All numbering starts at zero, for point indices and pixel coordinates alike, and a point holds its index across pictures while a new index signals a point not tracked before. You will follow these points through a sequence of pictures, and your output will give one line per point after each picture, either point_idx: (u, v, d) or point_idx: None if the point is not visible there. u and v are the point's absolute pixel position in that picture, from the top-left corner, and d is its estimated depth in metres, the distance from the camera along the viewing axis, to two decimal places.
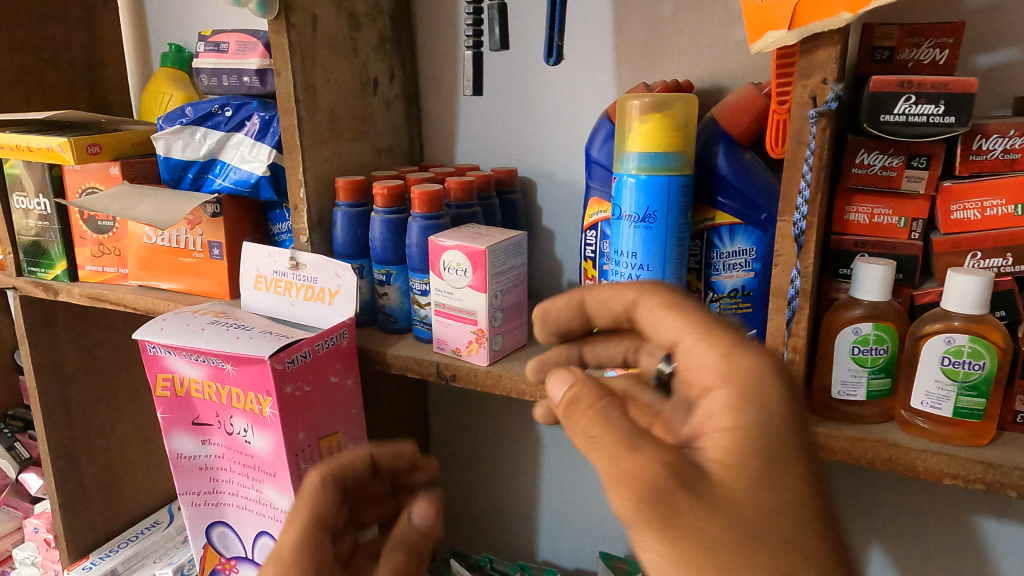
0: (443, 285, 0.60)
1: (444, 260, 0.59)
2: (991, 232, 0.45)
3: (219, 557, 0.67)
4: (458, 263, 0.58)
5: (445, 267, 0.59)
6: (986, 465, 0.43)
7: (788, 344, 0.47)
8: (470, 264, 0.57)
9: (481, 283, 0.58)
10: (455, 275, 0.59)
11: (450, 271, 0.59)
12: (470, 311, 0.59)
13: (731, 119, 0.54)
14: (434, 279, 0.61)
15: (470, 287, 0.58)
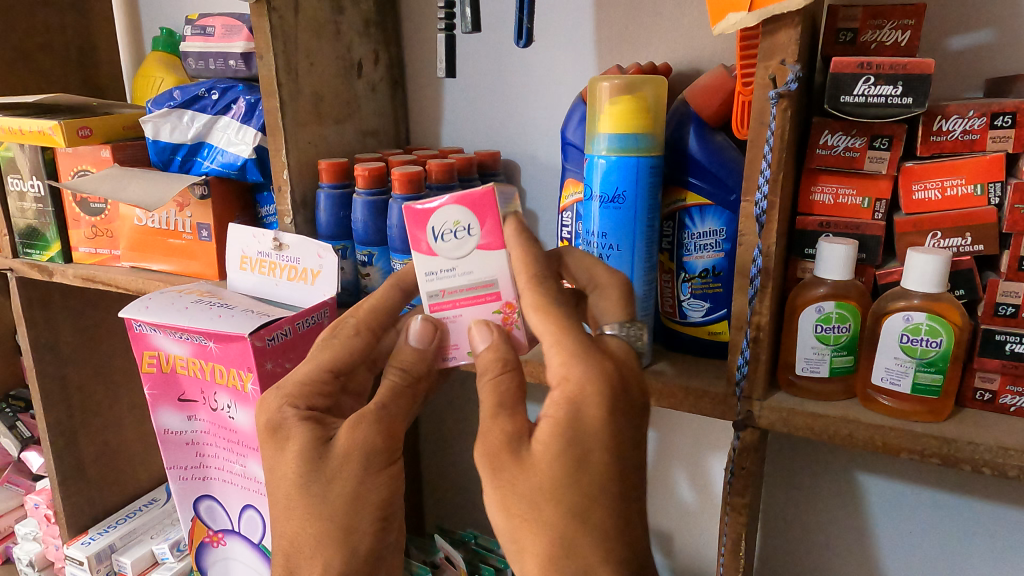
0: (439, 264, 0.47)
1: (433, 230, 0.46)
2: (950, 212, 0.46)
3: (207, 530, 0.69)
4: (457, 221, 0.46)
5: (438, 236, 0.46)
6: (940, 440, 0.44)
7: (751, 323, 0.48)
8: (474, 217, 0.46)
9: (494, 237, 0.46)
10: (454, 240, 0.46)
11: (446, 237, 0.46)
12: (487, 283, 0.47)
13: (703, 101, 0.54)
14: (421, 263, 0.47)
15: (480, 250, 0.46)
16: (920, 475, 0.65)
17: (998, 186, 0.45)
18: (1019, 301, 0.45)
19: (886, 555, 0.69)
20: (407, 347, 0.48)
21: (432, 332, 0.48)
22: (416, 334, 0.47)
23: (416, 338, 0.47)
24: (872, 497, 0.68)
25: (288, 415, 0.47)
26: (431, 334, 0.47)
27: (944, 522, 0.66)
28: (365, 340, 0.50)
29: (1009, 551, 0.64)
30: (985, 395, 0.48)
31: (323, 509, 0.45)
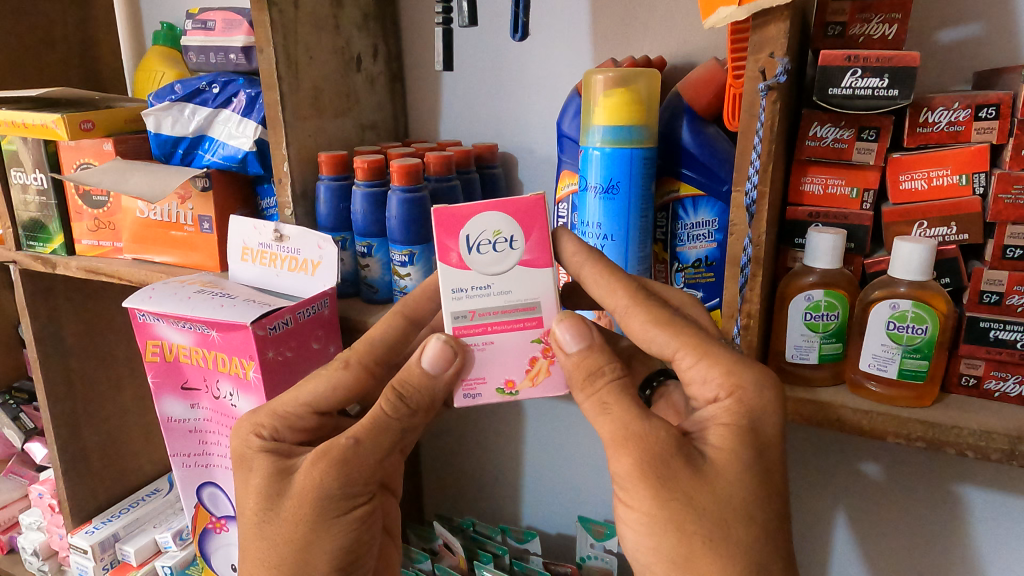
0: (473, 278, 0.46)
1: (469, 239, 0.46)
2: (936, 202, 0.47)
3: (210, 516, 0.71)
4: (497, 232, 0.46)
5: (475, 246, 0.46)
6: (926, 424, 0.45)
7: (742, 311, 0.49)
8: (518, 228, 0.46)
9: (536, 253, 0.46)
10: (493, 250, 0.46)
11: (483, 248, 0.46)
12: (527, 303, 0.47)
13: (695, 94, 0.55)
14: (453, 276, 0.46)
15: (520, 266, 0.46)
16: (909, 460, 0.67)
17: (983, 176, 0.46)
18: (1003, 289, 0.46)
19: (877, 538, 0.71)
20: (417, 367, 0.47)
21: (448, 358, 0.46)
22: (429, 357, 0.46)
23: (429, 360, 0.46)
24: (863, 481, 0.70)
25: (252, 446, 0.51)
26: (447, 359, 0.46)
27: (934, 505, 0.67)
28: (353, 376, 0.51)
29: (996, 531, 0.65)
30: (970, 380, 0.49)
31: (281, 537, 0.47)
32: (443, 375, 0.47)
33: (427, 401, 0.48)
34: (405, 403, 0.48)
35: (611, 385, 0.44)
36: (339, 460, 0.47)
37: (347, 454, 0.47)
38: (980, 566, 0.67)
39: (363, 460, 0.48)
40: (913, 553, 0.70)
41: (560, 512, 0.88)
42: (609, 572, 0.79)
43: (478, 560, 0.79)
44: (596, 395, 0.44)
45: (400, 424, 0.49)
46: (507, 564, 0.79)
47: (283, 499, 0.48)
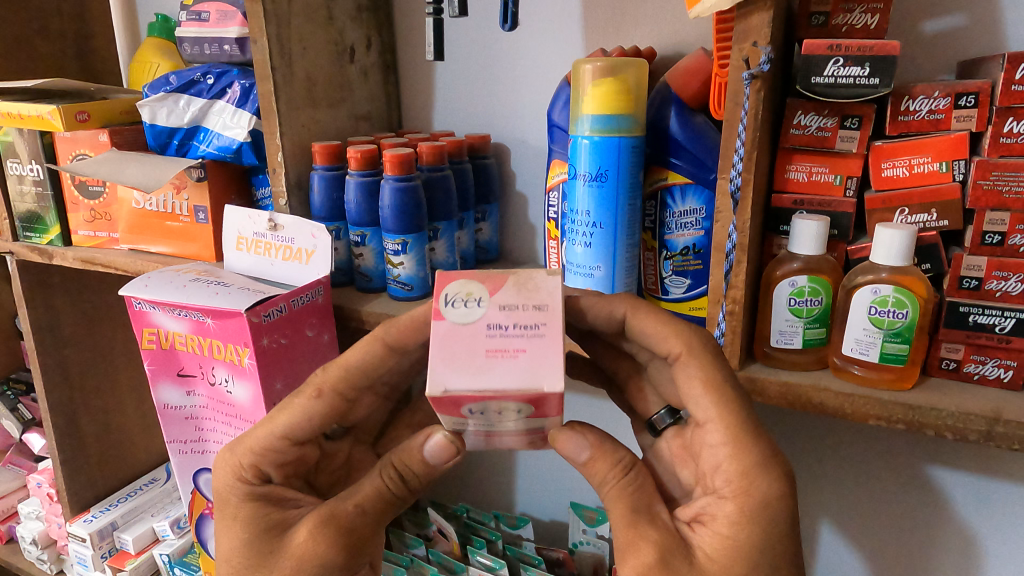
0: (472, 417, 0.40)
1: (473, 409, 0.38)
2: (917, 189, 0.48)
3: (206, 501, 0.72)
4: (470, 293, 0.40)
5: (477, 412, 0.38)
6: (906, 407, 0.46)
7: (727, 297, 0.50)
8: (530, 406, 0.38)
9: None
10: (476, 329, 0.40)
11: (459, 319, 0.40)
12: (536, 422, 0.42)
13: (683, 84, 0.56)
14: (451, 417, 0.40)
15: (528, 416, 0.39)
16: (896, 445, 0.68)
17: (963, 163, 0.47)
18: (982, 275, 0.47)
19: (862, 521, 0.73)
20: (419, 454, 0.47)
21: (451, 452, 0.45)
22: (433, 449, 0.46)
23: (432, 449, 0.46)
24: (848, 465, 0.71)
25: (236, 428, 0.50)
26: (449, 451, 0.45)
27: (918, 489, 0.69)
28: (327, 404, 0.48)
29: (979, 515, 0.67)
30: (950, 363, 0.50)
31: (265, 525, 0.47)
32: (443, 464, 0.47)
33: (429, 481, 0.49)
34: (407, 482, 0.49)
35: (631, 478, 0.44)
36: (341, 529, 0.49)
37: (351, 522, 0.49)
38: (964, 550, 0.69)
39: (366, 522, 0.50)
40: (897, 537, 0.71)
41: (553, 499, 0.90)
42: (601, 558, 0.80)
43: (471, 545, 0.80)
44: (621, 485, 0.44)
45: (402, 496, 0.51)
46: (500, 549, 0.80)
47: (279, 557, 0.48)
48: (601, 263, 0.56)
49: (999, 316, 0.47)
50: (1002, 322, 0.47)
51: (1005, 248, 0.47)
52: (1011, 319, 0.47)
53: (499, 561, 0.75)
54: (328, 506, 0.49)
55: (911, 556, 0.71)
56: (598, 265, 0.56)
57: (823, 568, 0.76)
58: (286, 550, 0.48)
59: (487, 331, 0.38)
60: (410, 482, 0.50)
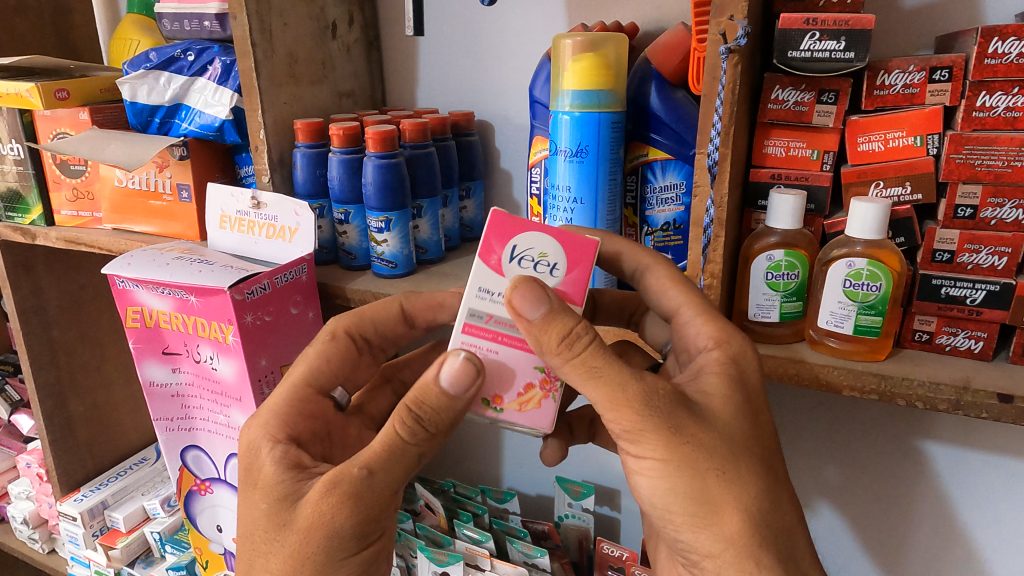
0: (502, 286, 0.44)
1: (516, 249, 0.44)
2: (892, 163, 0.49)
3: (194, 478, 0.73)
4: (543, 254, 0.44)
5: (518, 257, 0.44)
6: (878, 377, 0.47)
7: (705, 271, 0.51)
8: (563, 256, 0.44)
9: (572, 287, 0.45)
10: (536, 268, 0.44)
11: (526, 262, 0.44)
12: None
13: (663, 59, 0.56)
14: (484, 276, 0.44)
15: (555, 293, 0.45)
16: (870, 415, 0.70)
17: (936, 137, 0.48)
18: (955, 248, 0.48)
19: (843, 493, 0.75)
20: (435, 385, 0.44)
21: (470, 375, 0.43)
22: (450, 373, 0.43)
23: (447, 377, 0.43)
24: (829, 438, 0.73)
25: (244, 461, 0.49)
26: (469, 377, 0.44)
27: (894, 461, 0.71)
28: (342, 345, 0.53)
29: (954, 485, 0.69)
30: (923, 335, 0.50)
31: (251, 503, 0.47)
32: (464, 394, 0.44)
33: (449, 422, 0.45)
34: (422, 425, 0.44)
35: (591, 348, 0.41)
36: (350, 494, 0.43)
37: (360, 485, 0.43)
38: (939, 519, 0.71)
39: (381, 483, 0.44)
40: (876, 506, 0.73)
41: (539, 475, 0.91)
42: (586, 530, 0.82)
43: (458, 519, 0.81)
44: (578, 360, 0.41)
45: (416, 448, 0.45)
46: (486, 522, 0.81)
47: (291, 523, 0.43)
48: None
49: (970, 288, 0.48)
50: (973, 294, 0.48)
51: (977, 221, 0.47)
52: (982, 291, 0.48)
53: (485, 535, 0.76)
54: (333, 469, 0.43)
55: (888, 525, 0.74)
56: None
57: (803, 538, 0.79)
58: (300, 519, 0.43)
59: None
60: (427, 428, 0.45)
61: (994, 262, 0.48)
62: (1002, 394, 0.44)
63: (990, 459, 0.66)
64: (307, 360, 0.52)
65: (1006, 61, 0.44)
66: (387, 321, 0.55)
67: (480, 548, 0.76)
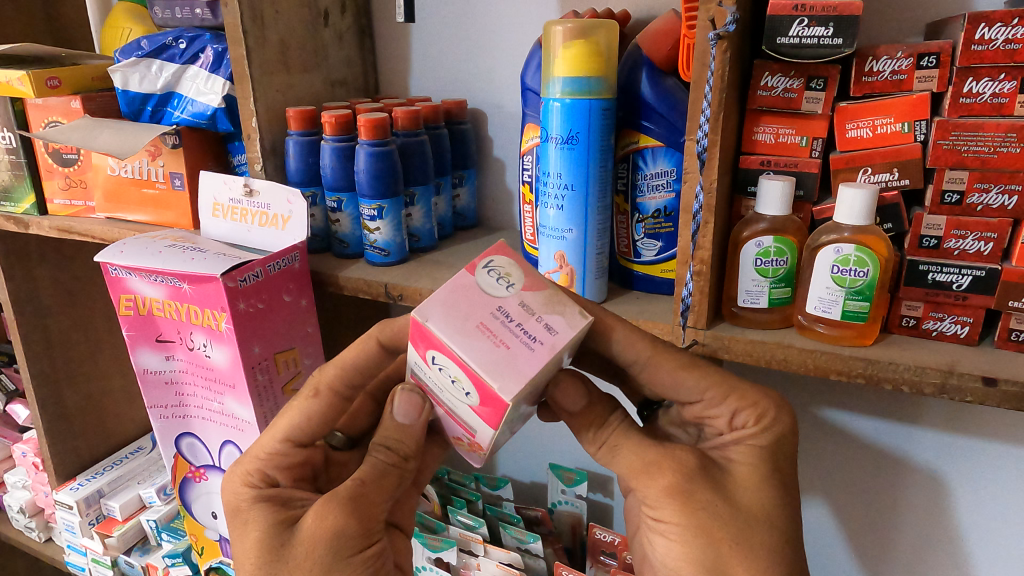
0: (429, 372, 0.42)
1: (435, 356, 0.40)
2: (880, 149, 0.50)
3: (189, 465, 0.74)
4: (458, 378, 0.39)
5: (436, 364, 0.40)
6: (865, 361, 0.48)
7: (694, 258, 0.51)
8: (473, 387, 0.38)
9: (486, 415, 0.39)
10: (452, 383, 0.40)
11: (445, 372, 0.40)
12: (467, 425, 0.42)
13: (654, 46, 0.56)
14: (414, 355, 0.42)
15: (470, 408, 0.40)
16: (860, 400, 0.71)
17: (924, 124, 0.48)
18: (941, 234, 0.49)
19: (832, 478, 0.75)
20: (392, 421, 0.47)
21: (415, 404, 0.45)
22: (400, 407, 0.46)
23: (399, 410, 0.46)
24: (818, 425, 0.74)
25: (249, 500, 0.48)
26: (416, 408, 0.46)
27: (884, 447, 0.71)
28: (326, 402, 0.50)
29: (941, 471, 0.69)
30: (910, 321, 0.51)
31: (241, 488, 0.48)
32: (417, 420, 0.46)
33: (417, 445, 0.48)
34: (395, 450, 0.47)
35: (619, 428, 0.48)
36: (347, 498, 0.45)
37: (354, 490, 0.46)
38: (926, 506, 0.71)
39: (374, 496, 0.46)
40: (866, 492, 0.74)
41: (532, 461, 0.92)
42: (578, 516, 0.83)
43: (452, 506, 0.82)
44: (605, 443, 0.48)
45: (399, 467, 0.48)
46: (479, 509, 0.82)
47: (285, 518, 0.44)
48: (573, 226, 0.56)
49: (957, 274, 0.49)
50: (959, 280, 0.49)
51: (963, 207, 0.48)
52: (968, 276, 0.48)
53: (478, 520, 0.77)
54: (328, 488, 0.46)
55: (877, 511, 0.74)
56: (570, 228, 0.57)
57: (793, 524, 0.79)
58: (301, 535, 0.45)
59: (496, 313, 0.39)
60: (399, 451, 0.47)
61: (980, 248, 0.48)
62: (986, 377, 0.45)
63: (978, 446, 0.67)
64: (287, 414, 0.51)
65: (992, 47, 0.44)
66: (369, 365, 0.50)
67: (474, 534, 0.77)
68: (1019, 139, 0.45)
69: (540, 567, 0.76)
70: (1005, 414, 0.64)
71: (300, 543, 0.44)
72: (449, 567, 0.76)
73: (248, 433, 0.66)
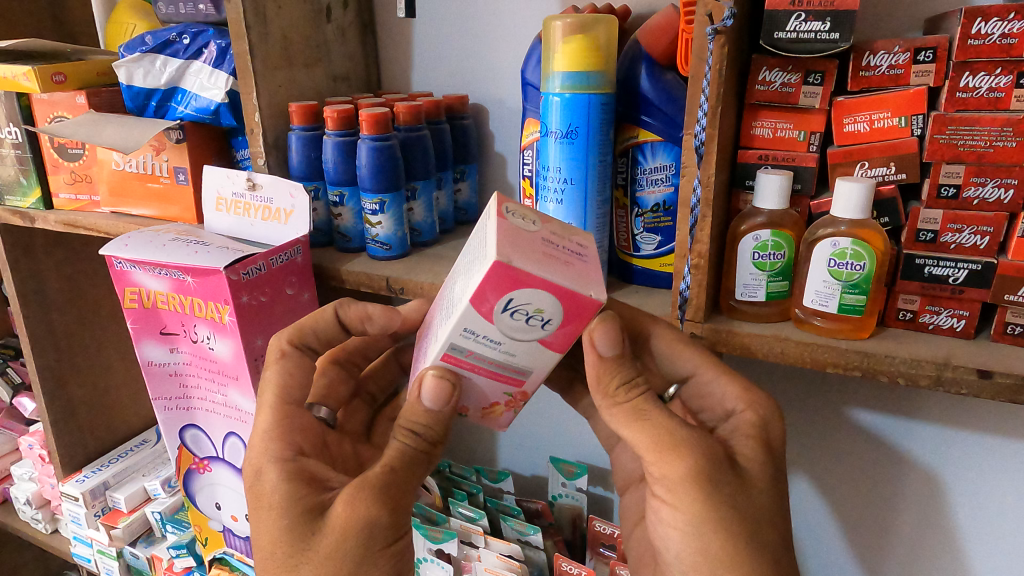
0: (490, 327, 0.39)
1: (511, 301, 0.37)
2: (877, 143, 0.50)
3: (193, 457, 0.74)
4: (541, 310, 0.38)
5: (511, 309, 0.38)
6: (861, 354, 0.48)
7: (693, 252, 0.51)
8: (559, 314, 0.38)
9: (560, 342, 0.40)
10: (524, 322, 0.38)
11: (519, 315, 0.38)
12: (519, 371, 0.42)
13: (653, 42, 0.57)
14: (467, 320, 0.38)
15: (539, 343, 0.40)
16: (858, 393, 0.71)
17: (921, 118, 0.48)
18: (938, 228, 0.49)
19: (831, 471, 0.76)
20: (419, 405, 0.44)
21: (443, 393, 0.42)
22: (430, 392, 0.43)
23: (427, 396, 0.43)
24: (817, 419, 0.74)
25: None
26: (447, 393, 0.43)
27: (885, 440, 0.71)
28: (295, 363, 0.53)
29: (941, 464, 0.70)
30: (907, 314, 0.51)
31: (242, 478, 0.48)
32: (443, 406, 0.44)
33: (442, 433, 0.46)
34: (421, 436, 0.46)
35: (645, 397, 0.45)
36: (378, 486, 0.44)
37: (386, 477, 0.44)
38: (924, 499, 0.72)
39: (401, 483, 0.45)
40: (864, 485, 0.74)
41: (533, 454, 0.92)
42: (579, 509, 0.83)
43: (453, 498, 0.83)
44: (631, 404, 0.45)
45: (423, 453, 0.46)
46: (481, 501, 0.83)
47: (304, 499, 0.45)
48: (572, 220, 0.57)
49: (953, 268, 0.49)
50: (955, 274, 0.49)
51: (960, 201, 0.48)
52: (964, 270, 0.49)
53: (478, 513, 0.78)
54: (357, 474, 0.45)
55: (876, 504, 0.75)
56: (569, 222, 0.57)
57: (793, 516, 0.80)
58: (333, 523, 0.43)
59: (545, 241, 0.40)
60: (425, 435, 0.46)
61: (977, 242, 0.48)
62: (982, 370, 0.45)
63: (976, 439, 0.67)
64: (273, 384, 0.52)
65: (989, 42, 0.45)
66: (327, 330, 0.56)
67: (474, 526, 0.77)
68: (1016, 133, 0.45)
69: (541, 559, 0.76)
70: (1003, 407, 0.64)
71: (330, 534, 0.43)
72: (451, 559, 0.76)
73: (251, 424, 0.67)
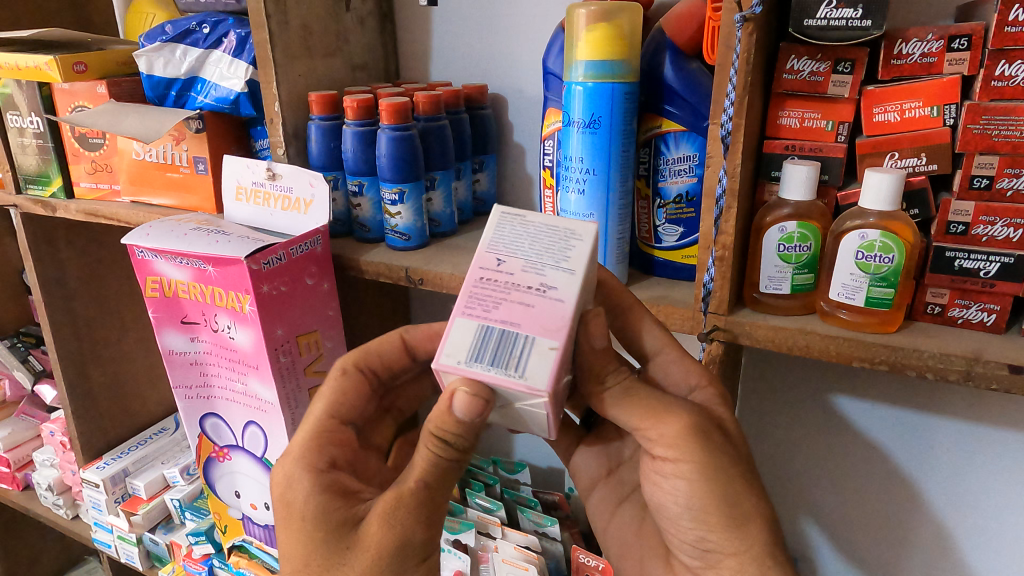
0: None
1: None
2: (907, 133, 0.49)
3: (213, 445, 0.75)
4: None
5: None
6: (890, 348, 0.47)
7: (717, 243, 0.51)
8: None
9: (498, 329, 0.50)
10: None
11: None
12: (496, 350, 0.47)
13: (677, 30, 0.56)
14: None
15: None
16: (883, 388, 0.70)
17: (954, 107, 0.47)
18: (969, 220, 0.48)
19: (852, 465, 0.75)
20: (450, 418, 0.40)
21: (481, 407, 0.40)
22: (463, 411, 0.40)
23: (458, 410, 0.40)
24: (838, 412, 0.73)
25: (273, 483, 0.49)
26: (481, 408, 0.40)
27: (908, 435, 0.70)
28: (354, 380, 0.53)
29: (966, 462, 0.68)
30: (936, 308, 0.50)
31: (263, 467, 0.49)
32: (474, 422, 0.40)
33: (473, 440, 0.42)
34: (453, 446, 0.42)
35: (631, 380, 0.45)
36: (417, 505, 0.43)
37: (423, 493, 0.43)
38: (948, 496, 0.70)
39: (438, 490, 0.43)
40: (884, 480, 0.73)
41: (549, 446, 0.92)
42: None
43: (469, 488, 0.83)
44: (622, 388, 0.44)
45: (454, 462, 0.43)
46: (497, 492, 0.83)
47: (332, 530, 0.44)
48: (594, 212, 0.56)
49: (984, 261, 0.48)
50: (987, 267, 0.48)
51: (992, 193, 0.47)
52: (996, 263, 0.48)
53: (496, 504, 0.79)
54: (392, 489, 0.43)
55: (897, 500, 0.73)
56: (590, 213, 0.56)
57: (812, 513, 0.79)
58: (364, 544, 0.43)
59: None
60: (456, 445, 0.42)
61: (1009, 235, 0.47)
62: (1012, 365, 0.44)
63: (1002, 437, 0.66)
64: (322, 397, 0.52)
65: None
66: (392, 354, 0.54)
67: (491, 517, 0.78)
68: None
69: (558, 551, 0.76)
70: None
71: (364, 551, 0.43)
72: (468, 549, 0.76)
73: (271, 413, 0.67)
